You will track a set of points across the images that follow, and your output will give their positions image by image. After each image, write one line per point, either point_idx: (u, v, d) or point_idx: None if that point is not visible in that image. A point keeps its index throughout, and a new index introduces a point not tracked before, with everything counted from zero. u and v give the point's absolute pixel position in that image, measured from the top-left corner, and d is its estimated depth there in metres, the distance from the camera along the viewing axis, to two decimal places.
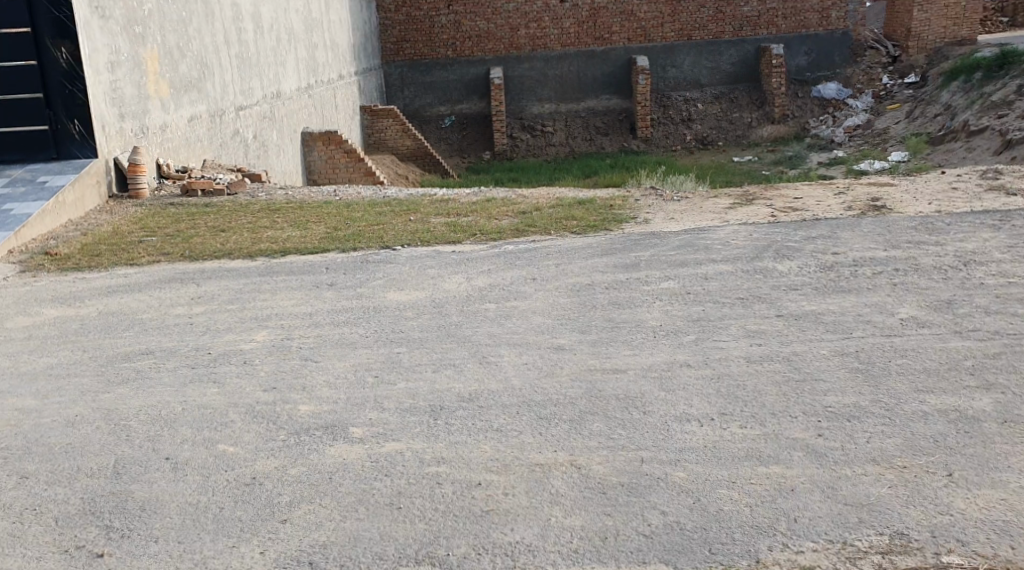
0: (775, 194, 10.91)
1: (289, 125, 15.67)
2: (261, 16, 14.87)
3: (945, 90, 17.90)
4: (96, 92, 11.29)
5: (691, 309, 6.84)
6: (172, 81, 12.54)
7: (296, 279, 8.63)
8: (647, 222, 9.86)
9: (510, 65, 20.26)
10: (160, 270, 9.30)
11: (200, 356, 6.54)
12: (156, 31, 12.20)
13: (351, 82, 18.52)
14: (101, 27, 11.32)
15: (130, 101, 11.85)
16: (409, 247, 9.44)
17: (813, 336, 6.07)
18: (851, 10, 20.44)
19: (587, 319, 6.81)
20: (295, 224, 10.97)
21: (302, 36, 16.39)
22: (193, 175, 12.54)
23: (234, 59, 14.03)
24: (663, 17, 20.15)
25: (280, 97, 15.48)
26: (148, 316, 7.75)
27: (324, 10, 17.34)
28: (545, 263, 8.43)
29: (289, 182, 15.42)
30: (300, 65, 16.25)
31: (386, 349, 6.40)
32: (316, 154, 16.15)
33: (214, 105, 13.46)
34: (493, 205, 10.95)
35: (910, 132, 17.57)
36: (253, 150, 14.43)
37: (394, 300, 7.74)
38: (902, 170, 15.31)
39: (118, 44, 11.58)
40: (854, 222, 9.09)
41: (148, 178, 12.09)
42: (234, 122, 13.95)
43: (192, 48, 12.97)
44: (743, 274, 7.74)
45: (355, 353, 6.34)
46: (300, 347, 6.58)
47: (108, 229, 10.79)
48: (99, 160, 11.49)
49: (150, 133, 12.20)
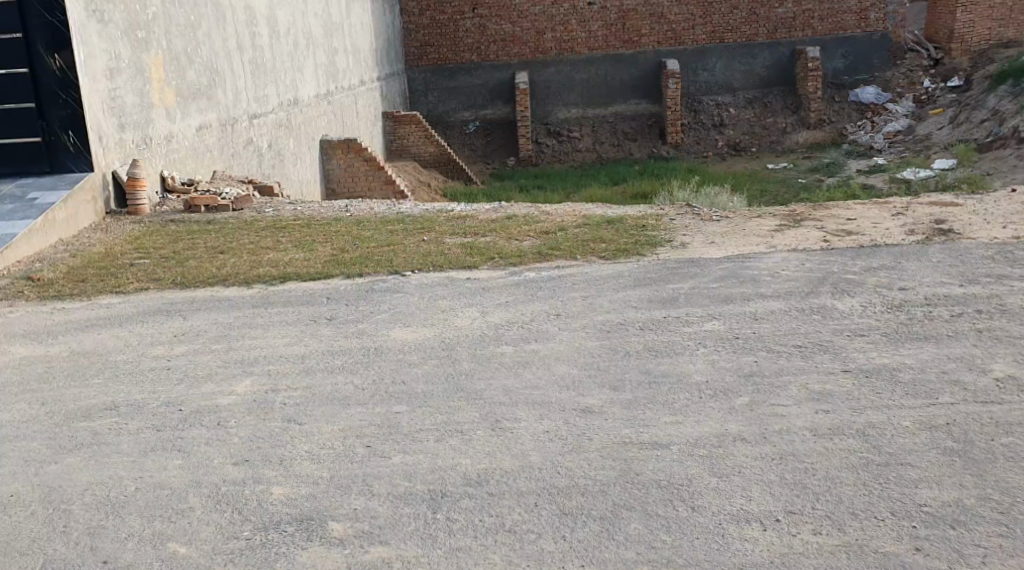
0: (824, 215, 9.91)
1: (307, 133, 14.77)
2: (277, 20, 14.01)
3: (992, 94, 16.79)
4: (93, 101, 10.42)
5: (740, 361, 5.86)
6: (179, 89, 11.67)
7: (292, 311, 7.71)
8: (684, 245, 8.87)
9: (536, 69, 19.33)
10: (146, 299, 8.39)
11: (170, 416, 5.57)
12: (161, 36, 11.33)
13: (374, 87, 17.63)
14: (99, 33, 10.45)
15: (131, 110, 10.96)
16: (420, 273, 8.51)
17: (888, 401, 5.21)
18: (890, 11, 19.29)
19: (619, 371, 5.84)
20: (300, 245, 10.08)
21: (322, 40, 15.52)
22: (199, 189, 11.66)
23: (247, 65, 13.15)
24: (695, 19, 19.15)
25: (298, 104, 14.59)
26: (121, 360, 6.85)
27: (345, 13, 16.45)
28: (570, 296, 7.48)
29: (305, 194, 14.54)
30: (319, 71, 15.38)
31: (383, 407, 5.45)
32: (336, 163, 15.25)
33: (225, 112, 12.58)
34: (513, 224, 10.01)
35: (955, 139, 16.47)
36: (268, 159, 13.56)
37: (396, 341, 6.82)
38: (952, 179, 14.22)
39: (119, 50, 10.70)
40: (917, 250, 8.11)
41: (149, 193, 11.21)
42: (247, 131, 13.07)
43: (202, 54, 12.10)
44: (799, 313, 6.77)
45: (344, 413, 5.40)
46: (285, 403, 5.60)
47: (99, 251, 9.93)
48: (96, 173, 10.61)
49: (153, 145, 11.30)
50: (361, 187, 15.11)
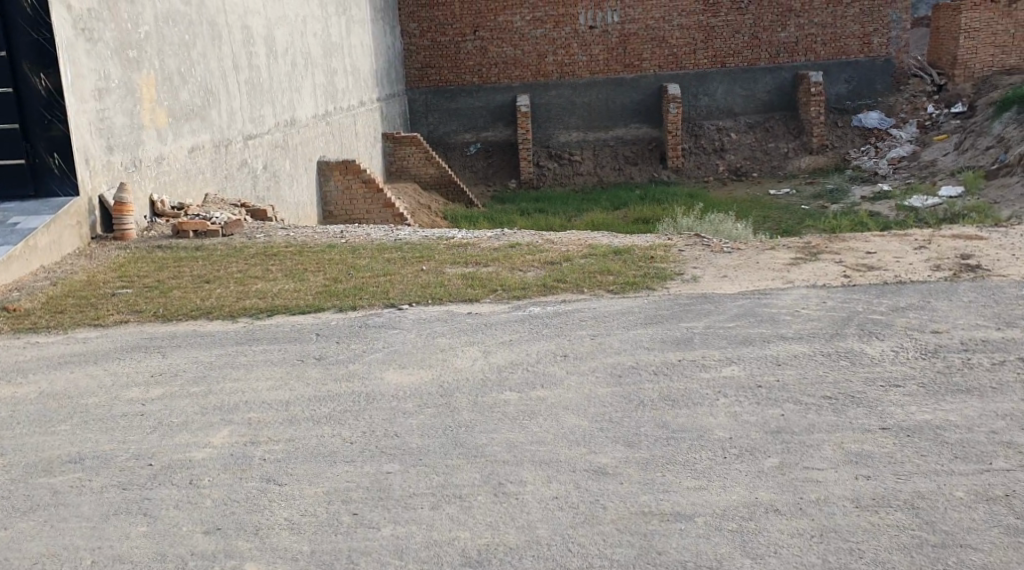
0: (842, 247, 9.38)
1: (304, 154, 14.24)
2: (275, 40, 13.54)
3: (996, 121, 16.33)
4: (80, 123, 9.90)
5: (766, 415, 5.36)
6: (171, 110, 11.15)
7: (280, 348, 7.20)
8: (695, 278, 8.35)
9: (537, 93, 18.88)
10: (124, 334, 7.87)
11: (139, 472, 5.13)
12: (153, 55, 10.84)
13: (374, 109, 17.13)
14: (88, 52, 9.96)
15: (121, 132, 10.42)
16: (418, 306, 7.97)
17: (935, 466, 4.91)
18: (893, 36, 18.84)
19: (632, 425, 5.32)
20: (290, 274, 9.58)
21: (321, 60, 15.04)
22: (190, 213, 11.12)
23: (242, 86, 12.66)
24: (696, 43, 18.69)
25: (295, 125, 14.07)
26: (92, 403, 6.33)
27: (345, 34, 15.99)
28: (577, 334, 6.96)
29: (302, 218, 14.02)
30: (317, 92, 14.88)
31: (370, 466, 5.07)
32: (333, 185, 14.76)
33: (219, 134, 12.06)
34: (516, 254, 9.50)
35: (961, 166, 16.01)
36: (263, 181, 13.03)
37: (390, 385, 6.31)
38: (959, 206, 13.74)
39: (108, 70, 10.19)
40: (945, 288, 7.61)
41: (137, 217, 10.68)
42: (242, 153, 12.55)
43: (196, 74, 11.61)
44: (824, 358, 6.27)
45: (328, 472, 5.02)
46: (264, 459, 5.19)
47: (81, 279, 9.41)
48: (82, 198, 10.07)
49: (143, 167, 10.76)
50: (360, 209, 14.57)
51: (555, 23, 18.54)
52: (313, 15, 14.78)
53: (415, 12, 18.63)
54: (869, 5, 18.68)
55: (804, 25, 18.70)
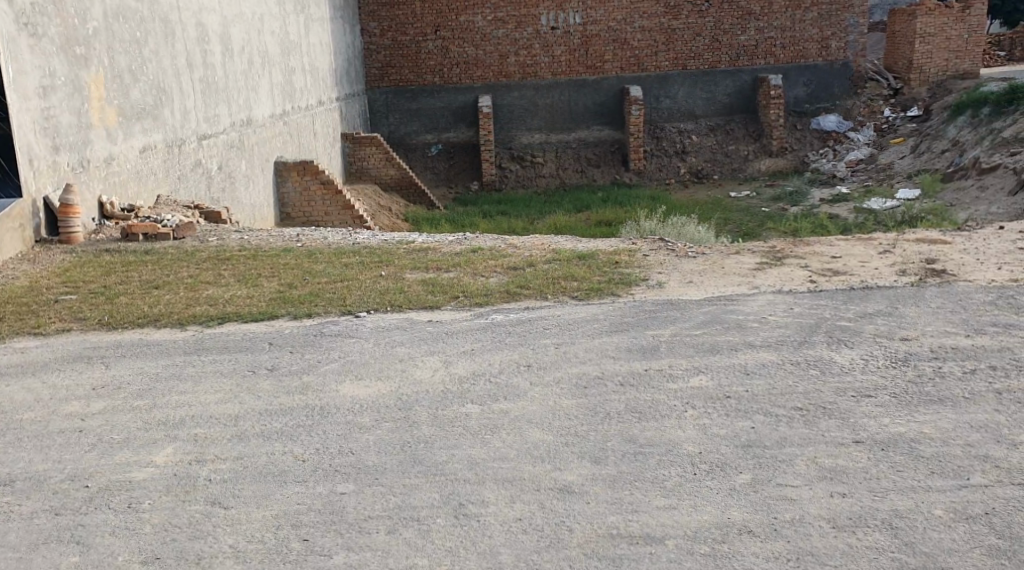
0: (807, 251, 9.19)
1: (261, 155, 13.85)
2: (230, 38, 13.15)
3: (952, 125, 16.33)
4: (23, 121, 9.41)
5: (736, 428, 5.19)
6: (122, 109, 10.72)
7: (231, 359, 6.88)
8: (660, 284, 8.14)
9: (499, 93, 18.64)
10: (68, 343, 7.54)
11: (74, 497, 4.94)
12: (102, 52, 10.40)
13: (333, 109, 16.78)
14: (32, 48, 9.49)
15: (68, 131, 9.95)
16: (377, 313, 7.62)
17: (912, 482, 4.80)
18: (851, 40, 18.82)
19: (599, 440, 5.11)
20: (243, 280, 9.24)
21: (278, 59, 14.66)
22: (141, 217, 10.81)
23: (197, 84, 12.25)
24: (658, 45, 18.54)
25: (251, 124, 13.67)
26: (29, 419, 6.02)
27: (303, 32, 15.61)
28: (541, 343, 6.72)
29: (258, 221, 13.63)
30: (274, 90, 14.49)
31: (323, 487, 4.87)
32: (290, 186, 14.36)
33: (172, 133, 11.65)
34: (479, 258, 9.11)
35: (918, 169, 15.97)
36: (219, 182, 12.62)
37: (346, 398, 6.04)
38: (917, 209, 13.68)
39: (54, 67, 9.75)
40: (911, 294, 7.46)
41: (85, 219, 10.30)
42: (196, 154, 12.12)
43: (147, 72, 11.18)
44: (794, 366, 6.09)
45: (277, 494, 4.83)
46: (209, 479, 5.00)
47: (22, 284, 9.06)
48: (25, 200, 9.63)
49: (92, 167, 10.29)
50: (318, 211, 14.31)
51: (517, 24, 18.30)
52: (269, 12, 14.41)
53: (376, 11, 18.34)
54: (828, 9, 18.61)
55: (764, 28, 18.60)
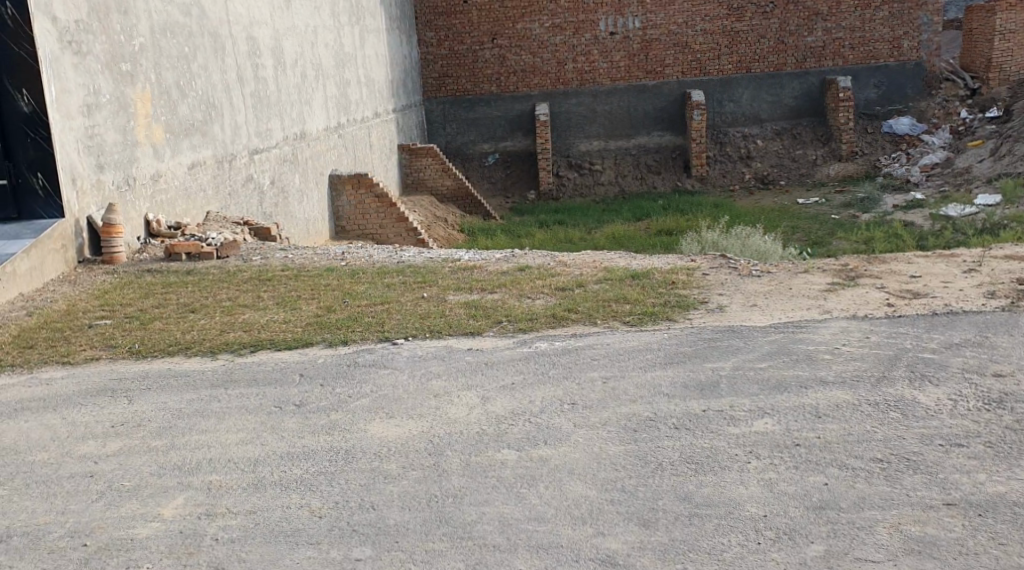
0: (882, 269, 8.44)
1: (315, 168, 12.72)
2: (283, 50, 11.99)
3: None
4: (65, 141, 8.21)
5: (805, 486, 4.95)
6: (170, 126, 9.48)
7: (257, 392, 6.23)
8: (721, 308, 7.47)
9: (557, 101, 18.09)
10: (93, 377, 6.61)
11: (69, 558, 4.82)
12: (150, 68, 9.19)
13: (389, 120, 16.12)
14: (76, 66, 8.31)
15: (112, 150, 8.71)
16: (417, 341, 6.98)
17: (1017, 560, 4.50)
18: (924, 40, 17.92)
19: (649, 498, 4.93)
20: (281, 301, 7.98)
21: (332, 71, 13.63)
22: (188, 234, 9.40)
23: (248, 99, 11.00)
24: (721, 49, 17.86)
25: (305, 138, 12.50)
26: (41, 461, 5.58)
27: (357, 43, 14.76)
28: (587, 378, 6.14)
29: (313, 235, 12.51)
30: (329, 103, 13.44)
31: (337, 551, 4.75)
32: (345, 200, 13.32)
33: (222, 149, 10.37)
34: (525, 278, 8.51)
35: (998, 173, 14.97)
36: (270, 198, 11.37)
37: (375, 439, 5.56)
38: (1001, 216, 12.81)
39: (99, 84, 8.53)
40: (1001, 320, 6.77)
41: (128, 237, 8.99)
42: (248, 168, 10.85)
43: (196, 86, 9.93)
44: (872, 408, 5.54)
45: (286, 560, 4.72)
46: (215, 541, 4.86)
47: (59, 307, 7.79)
48: (68, 220, 8.38)
49: (138, 187, 9.02)
50: (374, 224, 13.22)
51: (575, 29, 17.76)
52: (324, 24, 13.44)
53: (433, 21, 17.86)
54: (898, 8, 17.76)
55: (831, 29, 17.80)
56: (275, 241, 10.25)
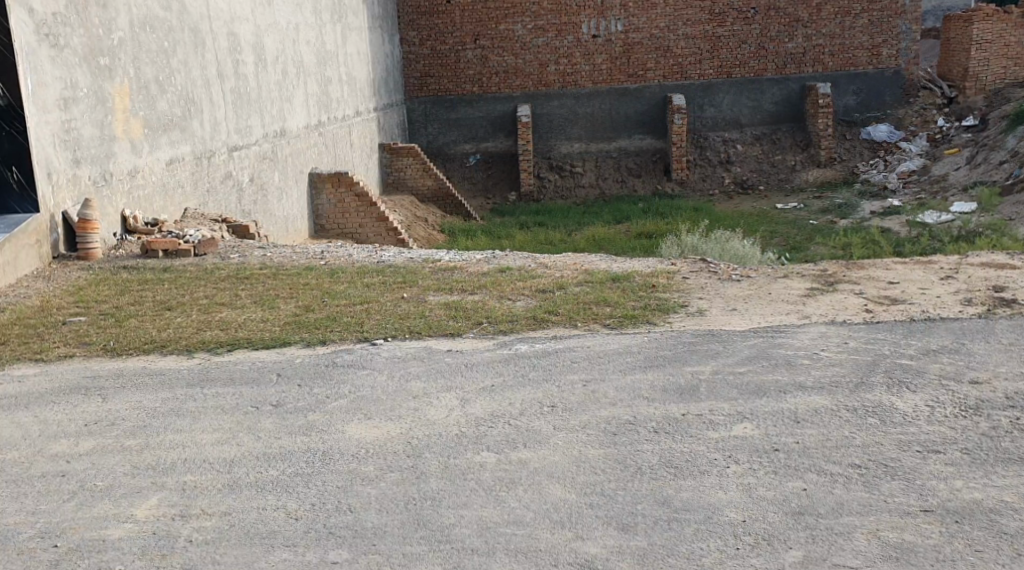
0: (862, 275, 8.44)
1: (295, 166, 12.64)
2: (264, 46, 11.91)
3: (1012, 133, 15.39)
4: (41, 136, 8.11)
5: (786, 491, 4.95)
6: (149, 121, 9.40)
7: (236, 393, 6.16)
8: (701, 312, 7.45)
9: (539, 102, 18.06)
10: (67, 374, 6.54)
11: (39, 560, 4.75)
12: (128, 62, 9.11)
13: (370, 119, 16.05)
14: (53, 59, 8.23)
15: (89, 144, 8.62)
16: (395, 342, 6.93)
17: (993, 566, 4.51)
18: (903, 48, 17.99)
19: (629, 502, 4.91)
20: (260, 301, 7.91)
21: (313, 68, 13.56)
22: (165, 230, 9.30)
23: (228, 95, 10.92)
24: (702, 53, 17.87)
25: (285, 135, 12.42)
26: (12, 460, 5.50)
27: (340, 41, 14.70)
28: (568, 381, 6.11)
29: (291, 234, 12.44)
30: (310, 101, 13.35)
31: (313, 554, 4.71)
32: (326, 198, 13.22)
33: (201, 145, 10.29)
34: (505, 279, 8.46)
35: (974, 180, 15.05)
36: (249, 195, 11.28)
37: (354, 441, 5.52)
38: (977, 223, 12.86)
39: (76, 78, 8.46)
40: (979, 327, 6.79)
41: (105, 234, 8.90)
42: (227, 166, 10.78)
43: (175, 82, 9.86)
44: (851, 416, 5.53)
45: (261, 562, 4.68)
46: (189, 542, 4.81)
47: (32, 303, 7.69)
48: (43, 215, 8.30)
49: (115, 182, 8.93)
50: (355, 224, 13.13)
51: (558, 31, 17.74)
52: (307, 21, 13.37)
53: (416, 20, 17.82)
54: (879, 16, 17.83)
55: (813, 35, 17.85)
56: (254, 239, 10.16)
